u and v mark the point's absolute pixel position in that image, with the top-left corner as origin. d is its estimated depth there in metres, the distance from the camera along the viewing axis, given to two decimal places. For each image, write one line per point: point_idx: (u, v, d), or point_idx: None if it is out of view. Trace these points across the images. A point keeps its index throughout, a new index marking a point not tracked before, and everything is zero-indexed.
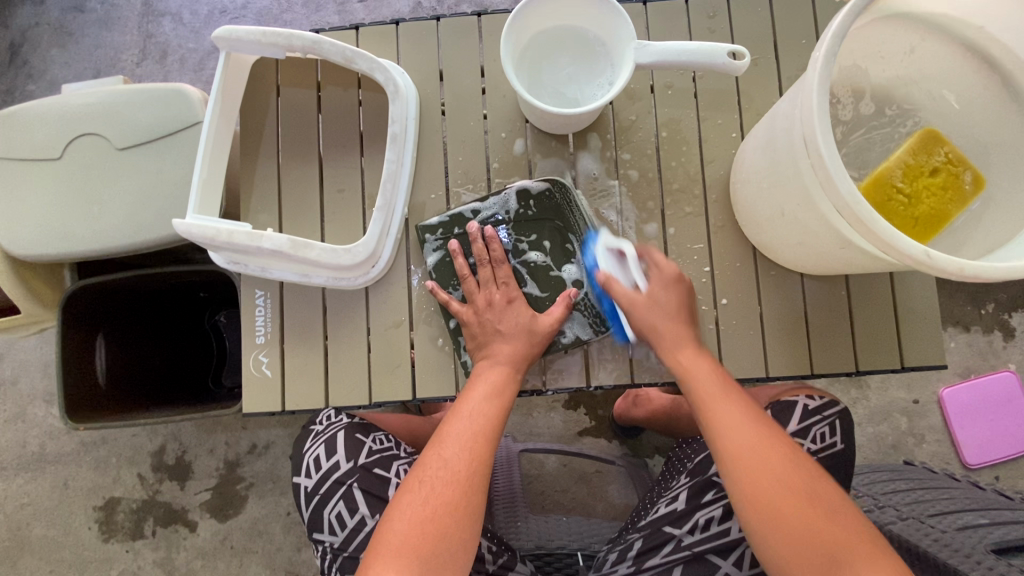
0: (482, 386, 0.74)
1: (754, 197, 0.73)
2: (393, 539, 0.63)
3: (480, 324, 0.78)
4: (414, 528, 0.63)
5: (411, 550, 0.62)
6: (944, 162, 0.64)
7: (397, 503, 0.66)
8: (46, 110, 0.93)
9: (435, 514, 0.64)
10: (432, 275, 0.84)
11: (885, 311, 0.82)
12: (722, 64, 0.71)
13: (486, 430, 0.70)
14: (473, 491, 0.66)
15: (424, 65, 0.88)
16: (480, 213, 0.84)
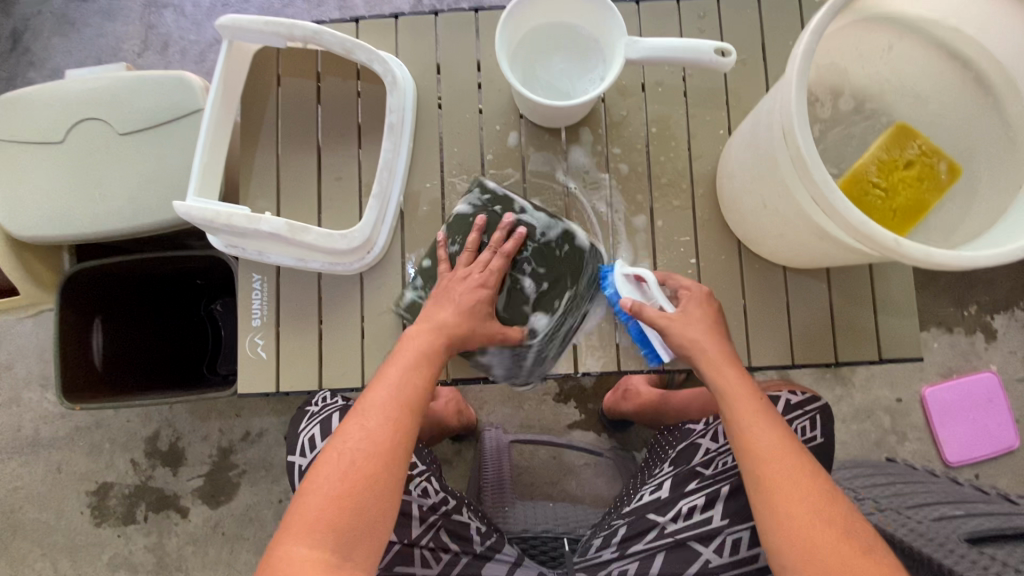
0: (409, 353, 0.72)
1: (738, 190, 0.75)
2: (304, 512, 0.62)
3: (439, 300, 0.78)
4: (325, 503, 0.62)
5: (313, 521, 0.61)
6: (917, 155, 0.66)
7: (311, 475, 0.65)
8: (50, 94, 0.95)
9: (345, 486, 0.63)
10: (448, 223, 0.85)
11: (865, 304, 0.85)
12: (709, 61, 0.74)
13: (405, 397, 0.69)
14: (390, 462, 0.65)
15: (422, 59, 0.90)
16: (525, 210, 0.85)
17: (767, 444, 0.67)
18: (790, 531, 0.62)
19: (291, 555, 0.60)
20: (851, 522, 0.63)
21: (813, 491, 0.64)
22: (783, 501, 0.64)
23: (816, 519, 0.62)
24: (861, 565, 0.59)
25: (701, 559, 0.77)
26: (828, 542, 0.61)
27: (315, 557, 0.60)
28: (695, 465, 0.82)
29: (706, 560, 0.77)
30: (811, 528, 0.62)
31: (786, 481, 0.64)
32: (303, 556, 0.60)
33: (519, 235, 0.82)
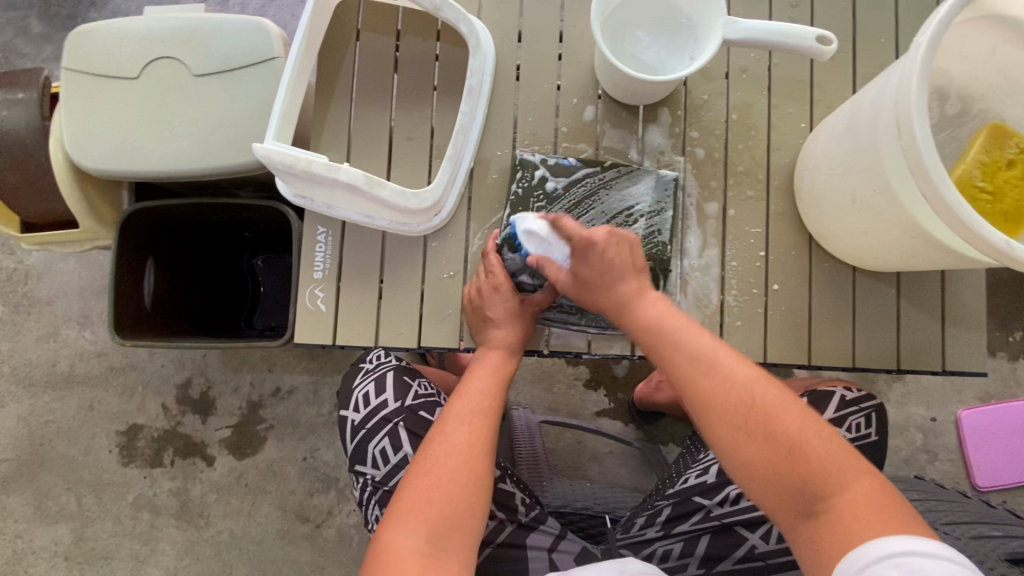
0: (490, 363, 0.78)
1: (826, 184, 0.74)
2: (403, 505, 0.64)
3: (491, 310, 0.80)
4: (423, 494, 0.64)
5: (425, 513, 0.63)
6: (1018, 153, 0.64)
7: (409, 479, 0.67)
8: (128, 30, 0.95)
9: (449, 483, 0.65)
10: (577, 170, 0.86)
11: (934, 313, 0.83)
12: (807, 48, 0.72)
13: (494, 397, 0.75)
14: (479, 459, 0.68)
15: (504, 24, 0.89)
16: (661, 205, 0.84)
17: (693, 343, 0.68)
18: (717, 426, 0.63)
19: (405, 546, 0.60)
20: (771, 398, 0.62)
21: (737, 385, 0.64)
22: (705, 363, 0.66)
23: (734, 400, 0.63)
24: (799, 456, 0.59)
25: (747, 545, 0.78)
26: (760, 420, 0.61)
27: (420, 546, 0.60)
28: None
29: (752, 546, 0.78)
30: (733, 409, 0.63)
31: (698, 361, 0.67)
32: (407, 545, 0.60)
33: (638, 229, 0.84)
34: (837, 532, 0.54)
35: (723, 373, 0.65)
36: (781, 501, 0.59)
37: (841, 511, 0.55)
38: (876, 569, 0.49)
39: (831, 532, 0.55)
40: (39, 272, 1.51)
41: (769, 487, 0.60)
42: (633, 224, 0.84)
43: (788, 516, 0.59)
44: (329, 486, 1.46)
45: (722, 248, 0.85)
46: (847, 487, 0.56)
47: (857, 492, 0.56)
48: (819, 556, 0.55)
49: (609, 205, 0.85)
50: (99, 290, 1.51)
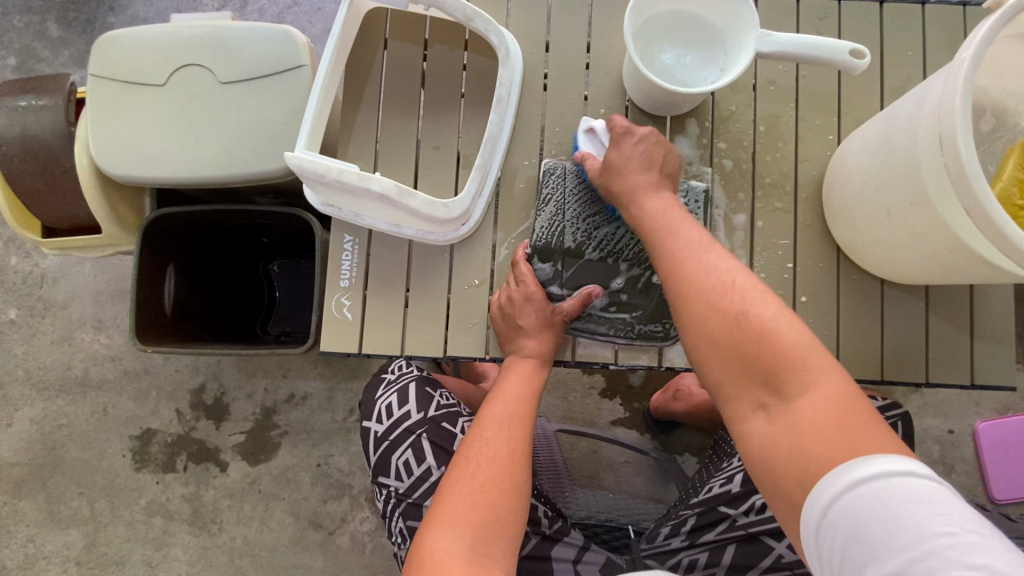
0: (521, 370, 0.79)
1: (857, 198, 0.74)
2: (446, 511, 0.63)
3: (525, 319, 0.80)
4: (467, 502, 0.64)
5: (470, 519, 0.62)
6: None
7: (451, 487, 0.66)
8: (155, 37, 0.96)
9: (491, 491, 0.65)
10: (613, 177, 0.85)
11: (962, 326, 0.83)
12: (840, 61, 0.72)
13: (527, 405, 0.76)
14: (518, 469, 0.69)
15: (531, 35, 0.89)
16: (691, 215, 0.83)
17: (691, 257, 0.69)
18: (696, 328, 0.65)
19: (451, 551, 0.59)
20: (756, 305, 0.63)
21: (720, 282, 0.65)
22: (692, 260, 0.69)
23: (717, 295, 0.65)
24: (770, 356, 0.59)
25: (774, 554, 0.77)
26: (728, 322, 0.63)
27: (466, 551, 0.59)
28: None
29: (778, 555, 0.77)
30: (711, 302, 0.65)
31: (697, 254, 0.69)
32: (451, 551, 0.59)
33: None
34: (792, 431, 0.55)
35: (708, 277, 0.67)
36: (747, 396, 0.60)
37: (803, 416, 0.55)
38: (833, 517, 0.48)
39: (788, 449, 0.55)
40: (55, 275, 1.51)
41: (729, 373, 0.62)
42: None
43: (744, 400, 0.60)
44: (342, 493, 1.46)
45: (750, 260, 0.84)
46: (808, 393, 0.56)
47: (818, 398, 0.55)
48: (778, 475, 0.55)
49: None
50: (115, 294, 1.51)
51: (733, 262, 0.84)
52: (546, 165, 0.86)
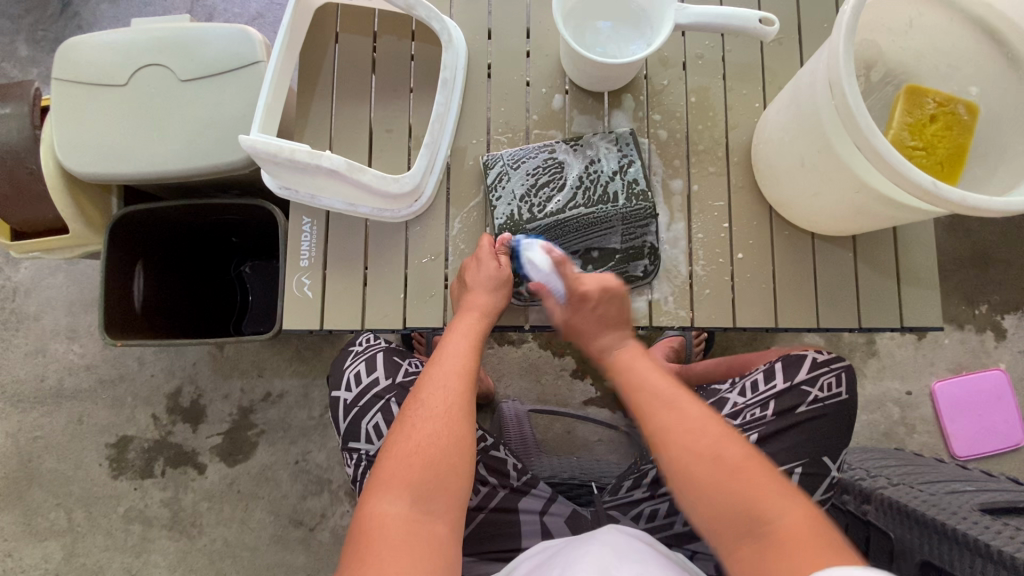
0: (463, 328, 0.80)
1: (778, 154, 0.80)
2: (382, 475, 0.66)
3: (576, 320, 0.83)
4: (401, 463, 0.66)
5: (405, 478, 0.65)
6: (936, 108, 0.71)
7: (388, 449, 0.68)
8: (116, 40, 1.00)
9: (428, 449, 0.67)
10: (555, 148, 0.90)
11: (889, 273, 0.88)
12: (752, 28, 0.78)
13: (469, 361, 0.77)
14: (454, 423, 0.70)
15: (474, 23, 0.95)
16: (627, 169, 0.88)
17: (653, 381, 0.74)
18: (677, 461, 0.65)
19: (388, 512, 0.62)
20: (728, 446, 0.64)
21: (699, 430, 0.66)
22: (671, 411, 0.69)
23: (695, 443, 0.65)
24: (744, 485, 0.61)
25: None
26: (709, 449, 0.64)
27: (399, 512, 0.62)
28: None
29: None
30: (690, 452, 0.65)
31: (682, 425, 0.67)
32: (386, 512, 0.62)
33: (612, 189, 0.87)
34: (772, 546, 0.57)
35: (684, 415, 0.68)
36: (729, 530, 0.60)
37: (779, 534, 0.57)
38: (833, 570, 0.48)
39: (774, 557, 0.56)
40: (27, 288, 1.52)
41: (712, 524, 0.61)
42: (608, 183, 0.88)
43: (724, 534, 0.60)
44: (322, 488, 1.47)
45: (688, 222, 0.90)
46: (779, 518, 0.58)
47: (787, 521, 0.58)
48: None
49: (582, 174, 0.88)
50: (88, 303, 1.52)
51: (673, 224, 0.89)
52: (483, 160, 0.90)
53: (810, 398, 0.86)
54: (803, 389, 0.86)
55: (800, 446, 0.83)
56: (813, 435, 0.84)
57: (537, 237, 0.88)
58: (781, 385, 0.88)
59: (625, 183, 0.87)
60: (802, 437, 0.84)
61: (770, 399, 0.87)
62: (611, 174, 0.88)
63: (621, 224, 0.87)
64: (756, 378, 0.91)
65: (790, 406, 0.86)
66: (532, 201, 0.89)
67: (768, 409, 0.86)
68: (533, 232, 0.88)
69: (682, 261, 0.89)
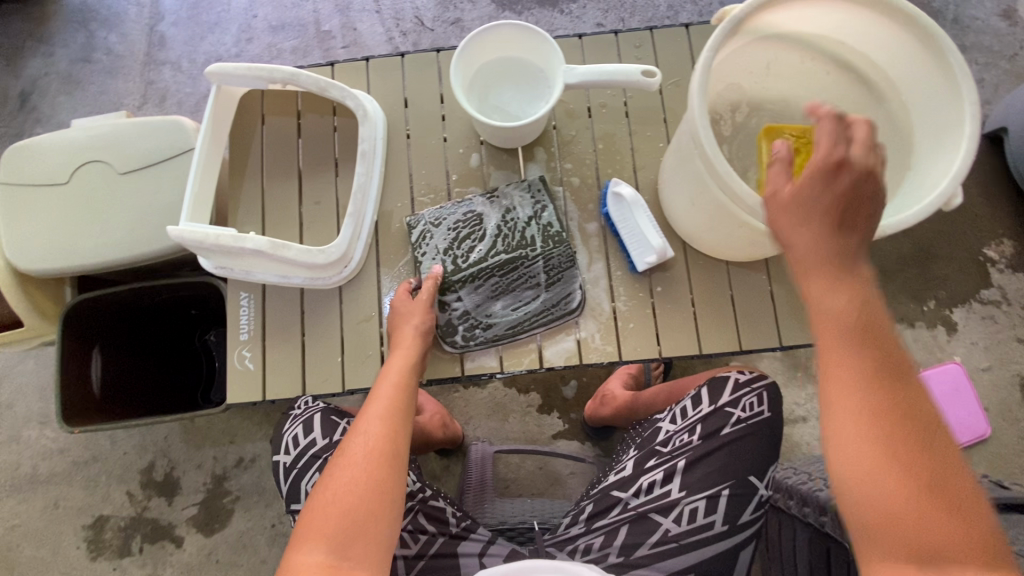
0: (391, 370, 0.82)
1: (675, 193, 0.85)
2: (307, 528, 0.67)
3: (793, 237, 0.59)
4: (324, 514, 0.68)
5: (325, 529, 0.67)
6: (794, 140, 0.77)
7: (311, 498, 0.71)
8: (57, 141, 1.05)
9: (349, 497, 0.69)
10: (474, 200, 0.96)
11: (803, 291, 0.92)
12: (636, 81, 0.84)
13: (398, 401, 0.78)
14: (380, 469, 0.71)
15: (391, 95, 1.01)
16: (541, 213, 0.93)
17: (855, 352, 0.56)
18: (859, 457, 0.54)
19: (309, 565, 0.64)
20: (941, 474, 0.53)
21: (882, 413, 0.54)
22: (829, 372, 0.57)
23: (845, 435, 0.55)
24: (943, 519, 0.51)
25: (662, 529, 0.79)
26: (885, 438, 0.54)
27: (321, 563, 0.64)
28: (654, 444, 0.85)
29: (666, 530, 0.79)
30: (886, 454, 0.53)
31: (859, 396, 0.55)
32: (308, 564, 0.65)
33: (531, 231, 0.93)
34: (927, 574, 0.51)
35: (902, 415, 0.54)
36: (885, 547, 0.53)
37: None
38: None
39: None
40: None
41: (873, 529, 0.54)
42: (525, 228, 0.93)
43: (880, 550, 0.54)
44: None
45: (607, 261, 0.94)
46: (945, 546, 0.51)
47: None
48: None
49: (500, 223, 0.94)
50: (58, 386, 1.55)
51: (592, 265, 0.94)
52: (409, 221, 0.95)
53: (734, 418, 0.81)
54: (727, 411, 0.82)
55: (727, 467, 0.79)
56: (740, 457, 0.80)
57: (466, 289, 0.92)
58: (707, 409, 0.84)
59: (541, 225, 0.93)
60: (730, 458, 0.80)
61: (697, 423, 0.83)
62: (529, 217, 0.93)
63: (543, 263, 0.92)
64: (685, 403, 0.87)
65: (716, 429, 0.82)
66: (457, 253, 0.93)
67: (695, 433, 0.82)
68: (461, 285, 0.92)
69: (604, 299, 0.93)
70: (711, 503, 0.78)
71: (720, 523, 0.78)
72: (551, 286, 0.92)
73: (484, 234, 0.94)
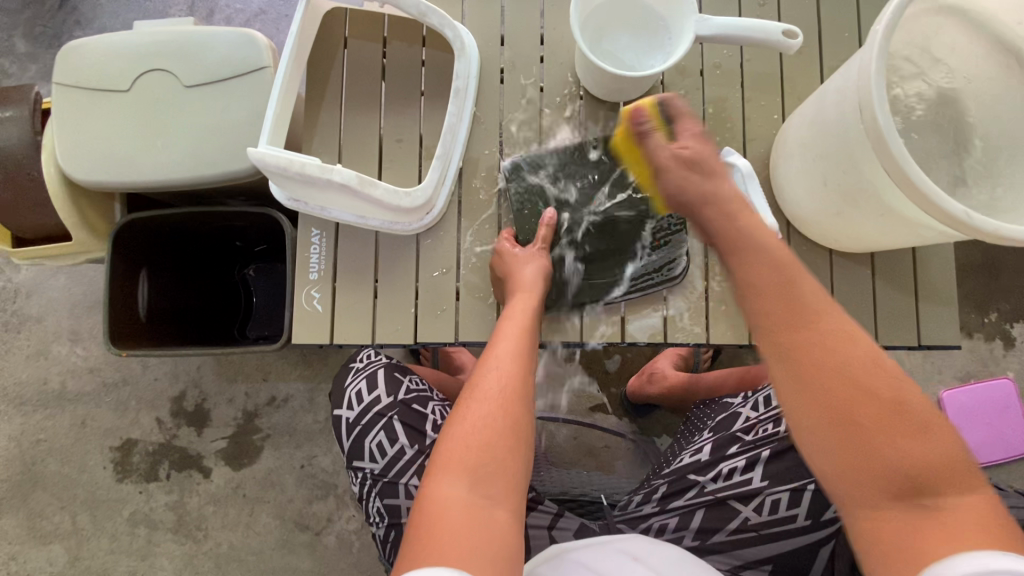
0: (517, 311, 0.78)
1: (798, 169, 0.79)
2: (447, 458, 0.62)
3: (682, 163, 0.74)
4: (467, 446, 0.62)
5: (468, 461, 0.61)
6: None
7: (445, 432, 0.66)
8: (119, 43, 0.97)
9: (493, 431, 0.64)
10: (583, 149, 0.90)
11: (907, 290, 0.87)
12: (774, 41, 0.76)
13: (525, 345, 0.74)
14: (519, 405, 0.67)
15: (487, 30, 0.93)
16: None
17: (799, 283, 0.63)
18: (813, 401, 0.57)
19: (454, 498, 0.58)
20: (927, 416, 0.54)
21: (845, 383, 0.55)
22: (787, 342, 0.59)
23: (823, 404, 0.56)
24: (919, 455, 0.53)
25: (740, 517, 0.81)
26: (858, 398, 0.55)
27: (468, 497, 0.59)
28: (735, 430, 0.87)
29: (745, 518, 0.81)
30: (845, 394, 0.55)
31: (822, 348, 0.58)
32: (452, 497, 0.58)
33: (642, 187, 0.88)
34: (933, 528, 0.51)
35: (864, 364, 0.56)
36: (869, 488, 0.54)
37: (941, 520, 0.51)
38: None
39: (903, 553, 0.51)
40: (28, 290, 1.50)
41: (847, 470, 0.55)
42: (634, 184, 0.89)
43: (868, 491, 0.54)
44: (327, 492, 1.47)
45: None
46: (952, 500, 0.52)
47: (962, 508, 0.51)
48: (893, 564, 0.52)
49: (608, 177, 0.89)
50: (90, 305, 1.50)
51: (688, 238, 0.88)
52: (506, 164, 0.89)
53: None
54: None
55: None
56: None
57: (561, 253, 0.88)
58: None
59: None
60: None
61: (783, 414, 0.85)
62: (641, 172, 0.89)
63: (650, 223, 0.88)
64: (769, 394, 0.89)
65: None
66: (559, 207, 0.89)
67: (781, 425, 0.83)
68: (557, 247, 0.88)
69: (697, 276, 0.88)
70: (796, 496, 0.79)
71: (803, 517, 0.79)
72: (657, 248, 0.88)
73: (590, 187, 0.89)
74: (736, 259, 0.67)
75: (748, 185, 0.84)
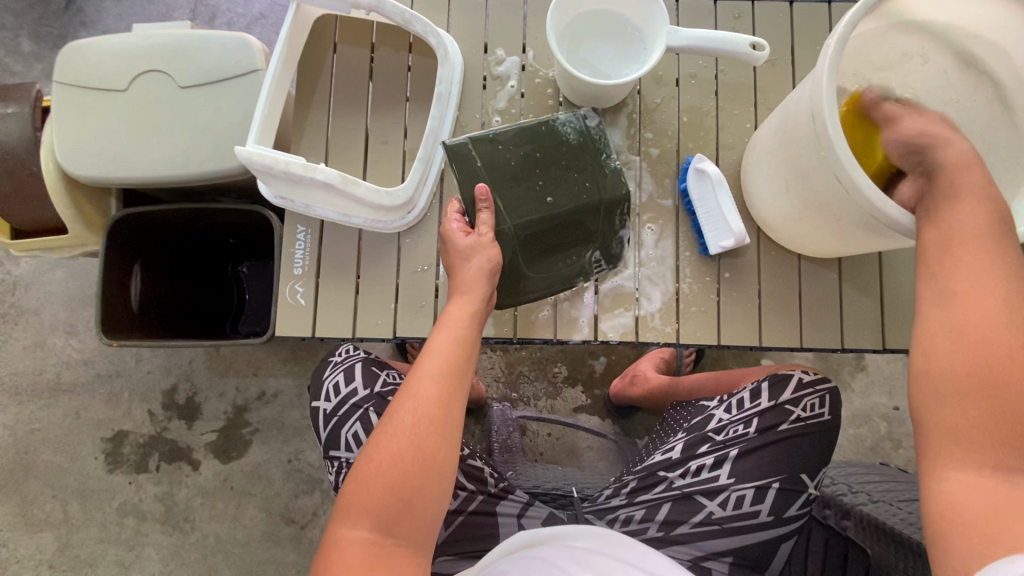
0: (443, 334, 0.74)
1: (763, 176, 0.83)
2: (351, 500, 0.65)
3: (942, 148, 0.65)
4: (368, 489, 0.64)
5: (367, 505, 0.63)
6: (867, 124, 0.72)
7: (355, 468, 0.67)
8: (119, 44, 1.01)
9: (393, 472, 0.64)
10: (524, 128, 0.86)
11: (873, 295, 0.90)
12: (742, 53, 0.79)
13: (452, 364, 0.71)
14: (427, 440, 0.66)
15: (471, 37, 0.96)
16: (596, 150, 0.87)
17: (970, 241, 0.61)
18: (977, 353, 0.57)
19: (352, 540, 0.62)
20: None
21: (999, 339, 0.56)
22: (960, 296, 0.60)
23: (965, 352, 0.57)
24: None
25: (705, 511, 0.84)
26: (995, 360, 0.56)
27: (367, 538, 0.62)
28: (707, 431, 0.88)
29: (709, 512, 0.83)
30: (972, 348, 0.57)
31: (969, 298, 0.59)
32: (352, 539, 0.63)
33: (586, 168, 0.87)
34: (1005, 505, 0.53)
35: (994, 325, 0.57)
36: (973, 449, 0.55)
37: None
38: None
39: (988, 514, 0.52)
40: (27, 282, 1.54)
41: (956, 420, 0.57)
42: (581, 165, 0.87)
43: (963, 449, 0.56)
44: (313, 487, 1.49)
45: (676, 240, 0.91)
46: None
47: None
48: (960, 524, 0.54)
49: (552, 157, 0.86)
50: (87, 299, 1.54)
51: (661, 241, 0.91)
52: (450, 143, 0.84)
53: (793, 416, 0.85)
54: (786, 408, 0.86)
55: (779, 462, 0.84)
56: (792, 452, 0.84)
57: (519, 232, 0.84)
58: (766, 404, 0.87)
59: (597, 164, 0.87)
60: (782, 453, 0.84)
61: (753, 416, 0.87)
62: (584, 152, 0.87)
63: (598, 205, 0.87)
64: (742, 395, 0.89)
65: (773, 424, 0.86)
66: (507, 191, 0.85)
67: (751, 426, 0.86)
68: (513, 226, 0.84)
69: (668, 278, 0.91)
70: (760, 493, 0.83)
71: (765, 512, 0.83)
72: (606, 228, 0.88)
73: (536, 168, 0.86)
74: (936, 215, 0.64)
75: (716, 187, 0.87)
